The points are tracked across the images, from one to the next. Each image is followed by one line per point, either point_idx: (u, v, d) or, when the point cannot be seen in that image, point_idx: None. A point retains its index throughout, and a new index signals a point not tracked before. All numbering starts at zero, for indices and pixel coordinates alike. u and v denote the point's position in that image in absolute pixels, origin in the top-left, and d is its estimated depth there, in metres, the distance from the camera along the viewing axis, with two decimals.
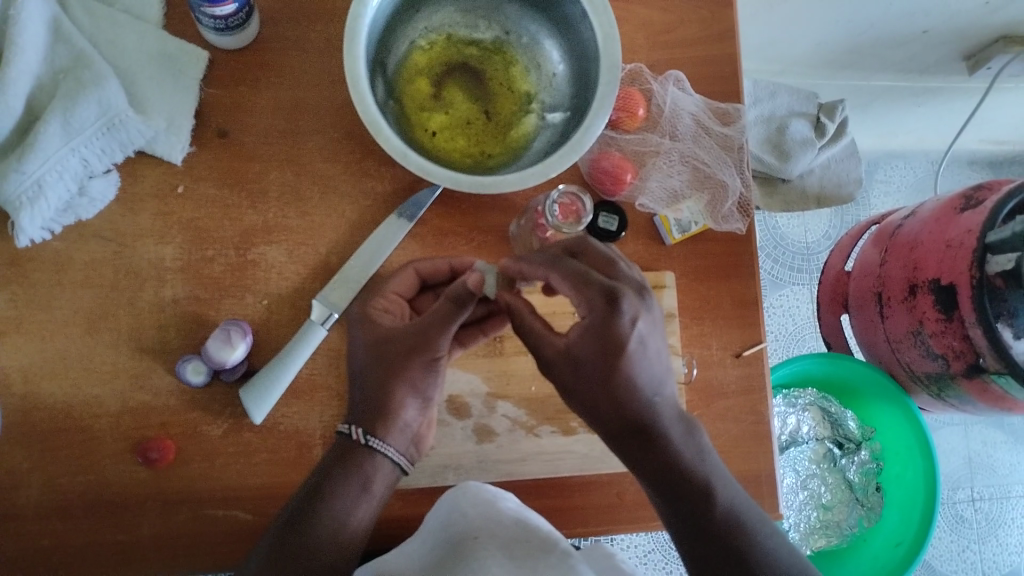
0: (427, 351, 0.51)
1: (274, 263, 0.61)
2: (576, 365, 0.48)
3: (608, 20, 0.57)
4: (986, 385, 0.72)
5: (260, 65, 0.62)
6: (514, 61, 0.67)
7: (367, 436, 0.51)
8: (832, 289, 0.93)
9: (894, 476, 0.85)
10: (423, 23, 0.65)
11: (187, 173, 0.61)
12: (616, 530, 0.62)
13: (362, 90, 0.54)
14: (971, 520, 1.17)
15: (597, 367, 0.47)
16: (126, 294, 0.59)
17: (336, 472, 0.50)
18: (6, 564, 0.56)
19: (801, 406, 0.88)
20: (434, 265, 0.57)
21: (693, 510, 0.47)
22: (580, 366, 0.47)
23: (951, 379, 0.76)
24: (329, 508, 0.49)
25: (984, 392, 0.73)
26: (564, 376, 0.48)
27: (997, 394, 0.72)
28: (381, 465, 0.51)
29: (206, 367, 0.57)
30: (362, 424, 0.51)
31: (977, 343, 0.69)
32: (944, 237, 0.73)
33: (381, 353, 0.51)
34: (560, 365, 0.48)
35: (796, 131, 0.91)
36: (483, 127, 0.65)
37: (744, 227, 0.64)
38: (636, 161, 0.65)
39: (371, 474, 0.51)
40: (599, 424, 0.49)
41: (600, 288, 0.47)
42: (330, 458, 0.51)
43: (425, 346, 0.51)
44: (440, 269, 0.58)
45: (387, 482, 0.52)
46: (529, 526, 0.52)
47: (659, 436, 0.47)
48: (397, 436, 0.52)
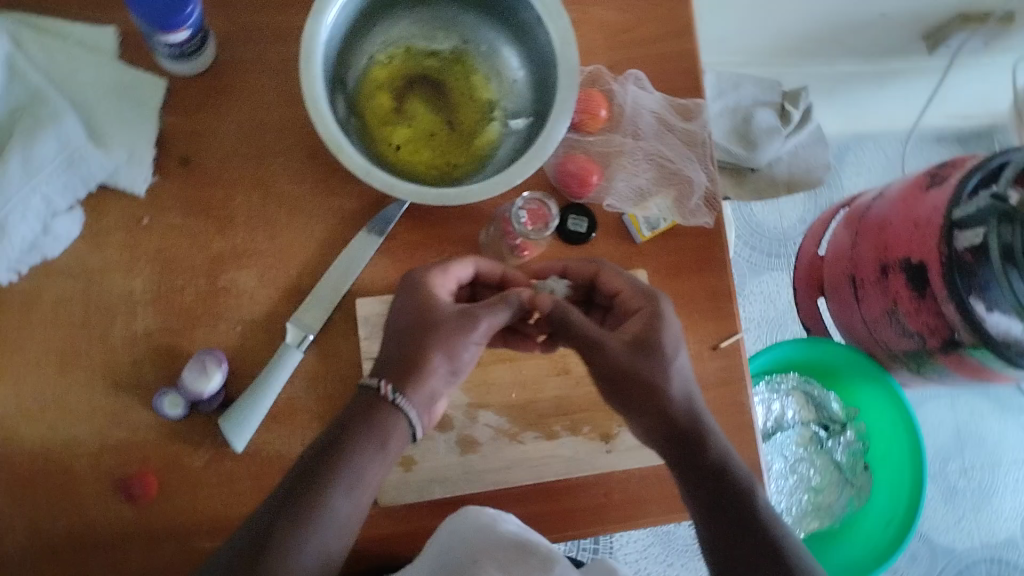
0: (468, 326, 0.54)
1: (245, 288, 0.60)
2: (641, 348, 0.53)
3: (563, 23, 0.57)
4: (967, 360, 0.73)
5: (220, 91, 0.62)
6: (474, 70, 0.67)
7: (395, 394, 0.51)
8: (808, 273, 0.93)
9: (881, 454, 0.85)
10: (381, 37, 0.64)
11: (151, 205, 0.60)
12: (605, 530, 0.62)
13: (321, 110, 0.54)
14: (963, 489, 1.19)
15: (665, 351, 0.53)
16: (98, 330, 0.58)
17: (355, 434, 0.50)
18: None
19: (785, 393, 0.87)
20: (493, 268, 0.59)
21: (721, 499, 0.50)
22: (647, 351, 0.53)
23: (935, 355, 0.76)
24: (342, 475, 0.48)
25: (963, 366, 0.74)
26: (618, 361, 0.52)
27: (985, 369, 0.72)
28: (398, 425, 0.51)
29: (183, 400, 0.57)
30: (389, 380, 0.52)
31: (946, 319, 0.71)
32: (912, 216, 0.74)
33: (423, 321, 0.53)
34: (615, 349, 0.53)
35: (762, 120, 0.92)
36: (447, 138, 0.65)
37: (712, 220, 0.65)
38: (601, 162, 0.65)
39: (389, 432, 0.51)
40: (653, 417, 0.52)
41: (642, 289, 0.56)
42: (351, 410, 0.51)
43: (466, 321, 0.54)
44: (497, 277, 0.60)
45: (402, 443, 0.52)
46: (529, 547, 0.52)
47: (709, 432, 0.51)
48: (422, 398, 0.53)
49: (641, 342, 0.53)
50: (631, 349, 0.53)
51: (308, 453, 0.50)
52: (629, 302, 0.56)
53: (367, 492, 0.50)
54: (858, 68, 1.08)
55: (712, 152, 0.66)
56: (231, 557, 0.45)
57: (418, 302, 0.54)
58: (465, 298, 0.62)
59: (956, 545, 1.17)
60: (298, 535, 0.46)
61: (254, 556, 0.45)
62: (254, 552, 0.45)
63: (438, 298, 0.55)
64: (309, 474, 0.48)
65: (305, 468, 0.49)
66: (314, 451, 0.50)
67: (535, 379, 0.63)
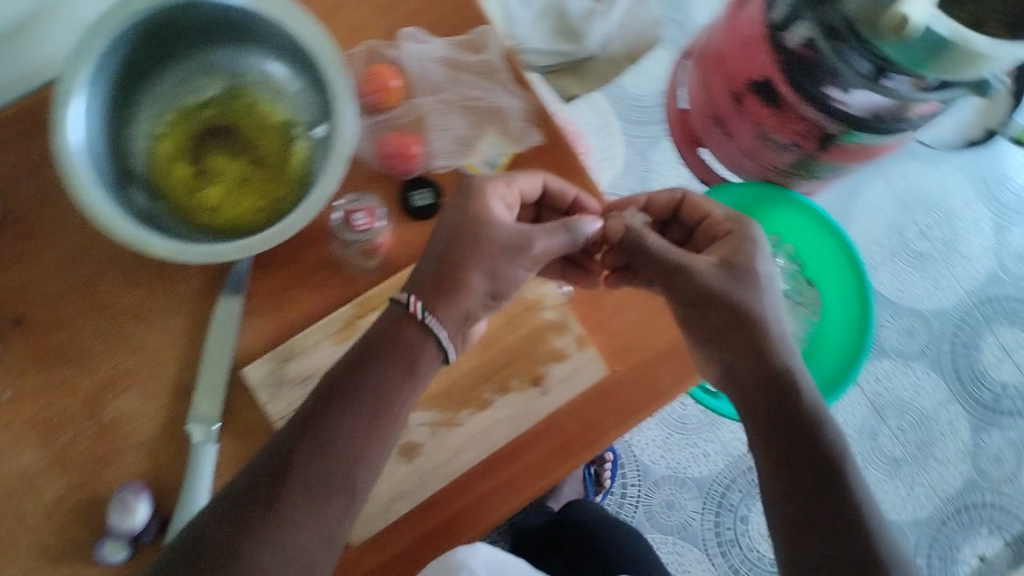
0: (525, 250, 0.55)
1: (133, 411, 0.59)
2: (729, 271, 0.55)
3: (302, 16, 0.53)
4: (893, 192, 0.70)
5: (21, 237, 0.60)
6: (255, 100, 0.62)
7: (426, 313, 0.52)
8: (681, 131, 0.92)
9: (818, 265, 0.83)
10: (147, 113, 0.60)
11: (6, 375, 0.58)
12: (574, 467, 0.62)
13: (108, 212, 0.51)
14: (928, 251, 1.23)
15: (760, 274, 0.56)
16: (13, 515, 0.57)
17: (375, 367, 0.50)
18: None
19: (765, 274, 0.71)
20: (563, 186, 0.61)
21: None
22: (737, 274, 0.55)
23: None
24: (355, 415, 0.48)
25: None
26: (710, 282, 0.55)
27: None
28: (427, 348, 0.52)
29: (122, 542, 0.55)
30: (416, 295, 0.53)
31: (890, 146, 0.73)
32: (739, 36, 0.73)
33: (451, 240, 0.54)
34: (706, 272, 0.55)
35: (575, 6, 0.93)
36: (263, 176, 0.61)
37: (543, 136, 0.62)
38: (415, 129, 0.62)
39: (416, 357, 0.51)
40: (747, 360, 0.53)
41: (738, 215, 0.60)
42: (381, 326, 0.52)
43: (523, 241, 0.55)
44: (569, 199, 0.61)
45: (433, 368, 0.52)
46: None
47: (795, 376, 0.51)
48: (450, 316, 0.52)
49: (730, 266, 0.56)
50: (723, 272, 0.55)
51: (335, 374, 0.50)
52: (720, 230, 0.60)
53: (387, 431, 0.49)
54: None
55: (515, 72, 0.63)
56: (244, 488, 0.46)
57: (472, 213, 0.55)
58: (528, 218, 0.63)
59: (946, 303, 1.21)
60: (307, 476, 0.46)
61: (265, 490, 0.45)
62: (270, 488, 0.46)
63: (496, 214, 0.55)
64: (324, 407, 0.49)
65: (323, 397, 0.49)
66: (333, 380, 0.50)
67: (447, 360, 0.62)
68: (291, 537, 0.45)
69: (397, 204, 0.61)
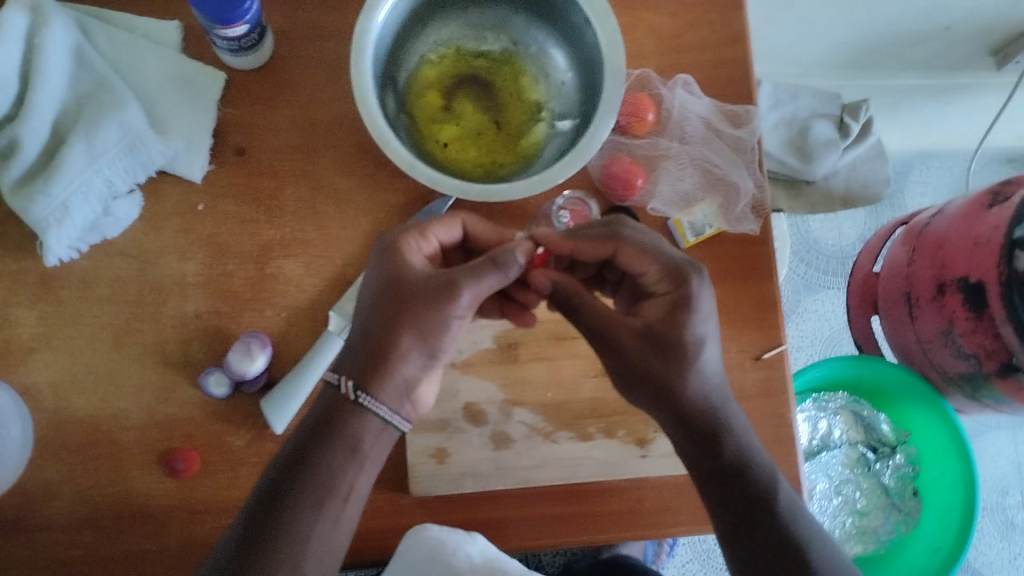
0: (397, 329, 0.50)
1: (293, 276, 0.62)
2: (654, 345, 0.51)
3: (611, 27, 0.57)
4: (672, 302, 0.51)
5: (277, 84, 0.63)
6: (523, 71, 0.66)
7: (358, 392, 0.49)
8: (861, 291, 0.89)
9: (931, 480, 0.85)
10: (432, 37, 0.65)
11: (206, 192, 0.62)
12: (618, 538, 0.62)
13: (370, 104, 0.55)
14: (1022, 526, 1.16)
15: (689, 350, 0.50)
16: (150, 309, 0.61)
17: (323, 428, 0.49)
18: (68, 550, 0.58)
19: (466, 558, 0.60)
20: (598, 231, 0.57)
21: (751, 471, 0.50)
22: (662, 345, 0.51)
23: (660, 380, 0.50)
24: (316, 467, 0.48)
25: (663, 350, 0.50)
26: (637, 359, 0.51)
27: (705, 349, 0.51)
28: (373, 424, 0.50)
29: (228, 380, 0.59)
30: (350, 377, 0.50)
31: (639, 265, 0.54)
32: (971, 234, 0.72)
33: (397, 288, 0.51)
34: (631, 347, 0.51)
35: (819, 132, 0.88)
36: (493, 137, 0.65)
37: (758, 228, 0.63)
38: (647, 166, 0.65)
39: (359, 434, 0.49)
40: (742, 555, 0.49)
41: (670, 264, 0.52)
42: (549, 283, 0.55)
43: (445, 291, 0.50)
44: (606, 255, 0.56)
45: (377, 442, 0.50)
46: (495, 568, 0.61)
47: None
48: (393, 393, 0.50)
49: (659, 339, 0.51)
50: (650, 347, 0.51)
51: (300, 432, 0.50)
52: (657, 278, 0.53)
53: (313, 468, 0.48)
54: (921, 83, 1.01)
55: (761, 160, 0.64)
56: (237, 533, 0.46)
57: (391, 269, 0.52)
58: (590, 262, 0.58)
59: None
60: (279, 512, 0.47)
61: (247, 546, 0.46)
62: (270, 504, 0.47)
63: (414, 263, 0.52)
64: (306, 452, 0.48)
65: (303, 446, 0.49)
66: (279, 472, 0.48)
67: (570, 380, 0.63)
68: (293, 542, 0.46)
69: None
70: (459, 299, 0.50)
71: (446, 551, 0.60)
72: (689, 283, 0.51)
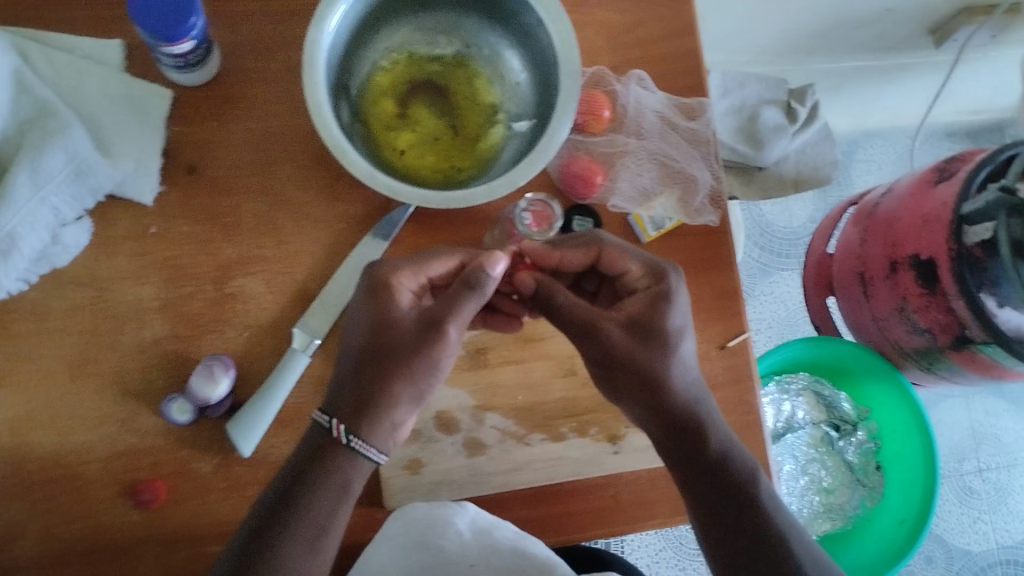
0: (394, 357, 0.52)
1: (253, 295, 0.60)
2: (643, 335, 0.53)
3: (565, 27, 0.56)
4: (653, 296, 0.54)
5: (225, 99, 0.62)
6: (477, 73, 0.66)
7: (351, 438, 0.51)
8: (816, 273, 0.92)
9: (894, 454, 0.88)
10: (383, 43, 0.64)
11: (159, 214, 0.60)
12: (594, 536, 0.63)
13: (325, 117, 0.54)
14: (980, 491, 1.21)
15: (669, 338, 0.53)
16: (107, 337, 0.59)
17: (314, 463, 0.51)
18: None
19: (455, 536, 0.58)
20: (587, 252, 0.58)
21: (726, 464, 0.52)
22: (648, 336, 0.53)
23: (642, 371, 0.52)
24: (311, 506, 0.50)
25: (649, 344, 0.53)
26: (621, 346, 0.53)
27: (683, 343, 0.54)
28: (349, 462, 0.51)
29: (192, 405, 0.57)
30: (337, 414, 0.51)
31: (620, 265, 0.57)
32: (920, 212, 0.74)
33: (380, 327, 0.52)
34: (618, 338, 0.53)
35: (768, 118, 0.89)
36: (451, 142, 0.65)
37: (717, 219, 0.63)
38: (605, 163, 0.65)
39: (350, 476, 0.51)
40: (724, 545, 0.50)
41: (649, 267, 0.56)
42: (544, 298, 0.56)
43: (429, 334, 0.52)
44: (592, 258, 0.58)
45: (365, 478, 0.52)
46: (526, 552, 0.57)
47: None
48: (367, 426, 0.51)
49: (644, 331, 0.53)
50: (638, 341, 0.53)
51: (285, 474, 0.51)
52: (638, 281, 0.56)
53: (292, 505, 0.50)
54: (864, 64, 1.03)
55: (717, 151, 0.65)
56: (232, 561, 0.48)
57: (376, 312, 0.53)
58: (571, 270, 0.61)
59: (972, 547, 1.19)
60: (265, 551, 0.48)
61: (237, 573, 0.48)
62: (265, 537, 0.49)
63: (398, 304, 0.53)
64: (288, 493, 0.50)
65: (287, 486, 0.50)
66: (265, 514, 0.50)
67: (541, 381, 0.64)
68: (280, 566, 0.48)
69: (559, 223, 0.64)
70: (444, 340, 0.52)
71: (433, 534, 0.58)
72: (667, 278, 0.54)
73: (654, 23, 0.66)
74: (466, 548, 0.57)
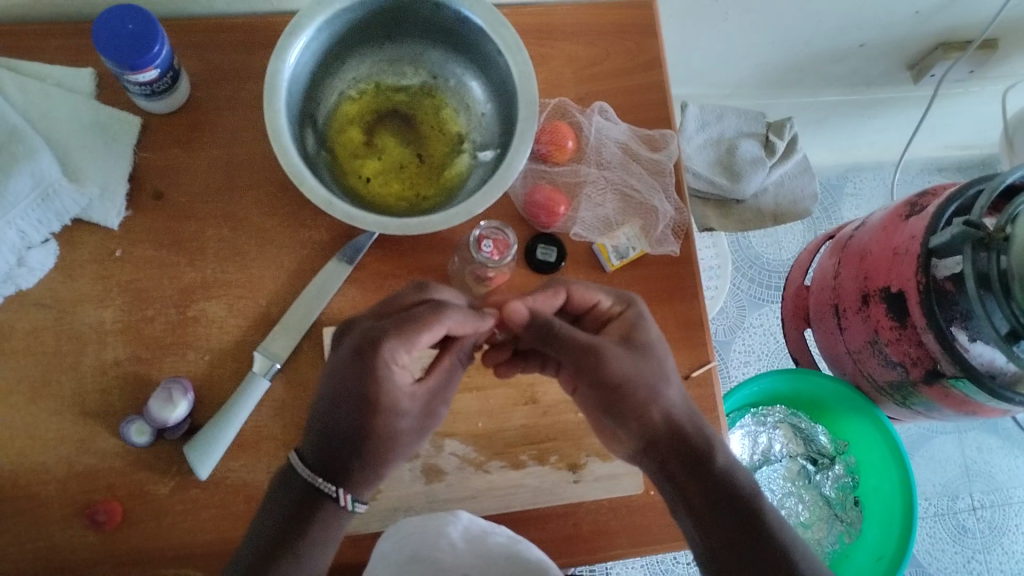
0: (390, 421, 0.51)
1: (215, 318, 0.61)
2: (631, 350, 0.52)
3: (522, 58, 0.58)
4: (631, 325, 0.54)
5: (194, 126, 0.63)
6: (443, 104, 0.67)
7: (355, 503, 0.52)
8: (794, 305, 0.92)
9: (873, 489, 0.86)
10: (350, 74, 0.65)
11: (124, 237, 0.61)
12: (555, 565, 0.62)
13: (284, 143, 0.55)
14: (974, 530, 1.18)
15: (653, 351, 0.52)
16: (68, 359, 0.59)
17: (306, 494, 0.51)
18: None
19: (448, 545, 0.55)
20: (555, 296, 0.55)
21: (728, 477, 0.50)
22: (637, 355, 0.52)
23: (640, 400, 0.51)
24: (308, 551, 0.51)
25: (644, 361, 0.52)
26: (621, 367, 0.51)
27: (666, 362, 0.53)
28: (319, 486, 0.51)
29: (150, 427, 0.58)
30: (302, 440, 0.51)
31: (591, 298, 0.56)
32: (891, 245, 0.74)
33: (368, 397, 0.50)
34: (618, 360, 0.51)
35: (746, 151, 0.90)
36: (416, 170, 0.65)
37: (678, 249, 0.64)
38: (569, 192, 0.66)
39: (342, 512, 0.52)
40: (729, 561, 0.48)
41: (618, 298, 0.55)
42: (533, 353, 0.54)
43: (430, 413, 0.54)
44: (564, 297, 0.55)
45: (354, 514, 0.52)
46: (520, 557, 0.54)
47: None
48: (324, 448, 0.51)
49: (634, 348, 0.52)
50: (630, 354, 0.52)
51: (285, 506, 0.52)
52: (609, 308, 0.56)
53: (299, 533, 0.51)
54: (844, 99, 1.04)
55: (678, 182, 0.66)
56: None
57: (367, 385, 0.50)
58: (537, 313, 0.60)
59: None
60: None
61: None
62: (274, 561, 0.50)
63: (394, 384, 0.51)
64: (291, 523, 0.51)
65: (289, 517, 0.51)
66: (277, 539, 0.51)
67: (501, 409, 0.63)
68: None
69: (523, 251, 0.64)
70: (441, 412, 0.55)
71: (426, 545, 0.55)
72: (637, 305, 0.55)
73: (618, 56, 0.67)
74: (460, 557, 0.54)
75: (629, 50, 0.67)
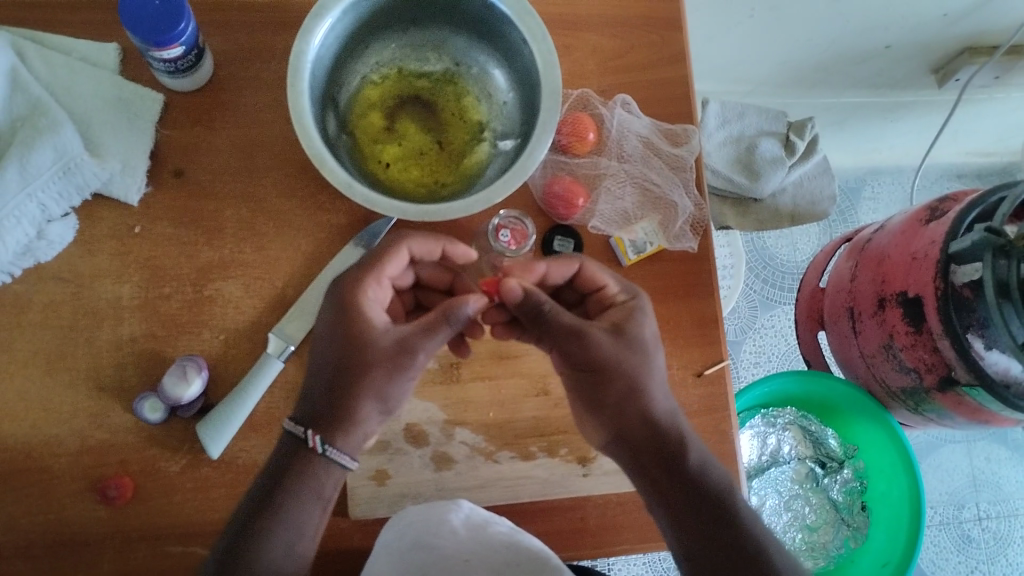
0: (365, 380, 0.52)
1: (231, 298, 0.61)
2: (619, 338, 0.53)
3: (547, 47, 0.57)
4: (628, 313, 0.54)
5: (216, 105, 0.63)
6: (466, 91, 0.67)
7: (324, 445, 0.51)
8: (809, 307, 0.91)
9: (880, 495, 0.86)
10: (374, 57, 0.65)
11: (143, 214, 0.61)
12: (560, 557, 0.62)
13: (306, 124, 0.54)
14: (979, 539, 1.17)
15: (643, 338, 0.53)
16: (84, 333, 0.60)
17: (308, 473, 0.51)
18: None
19: (451, 532, 0.54)
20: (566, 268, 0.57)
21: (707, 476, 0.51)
22: (624, 342, 0.53)
23: (624, 388, 0.52)
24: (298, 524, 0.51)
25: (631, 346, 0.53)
26: (604, 351, 0.52)
27: (657, 356, 0.54)
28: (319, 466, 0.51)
29: (163, 404, 0.58)
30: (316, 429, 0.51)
31: (599, 279, 0.57)
32: (910, 249, 0.73)
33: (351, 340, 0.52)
34: (602, 341, 0.52)
35: (766, 150, 0.89)
36: (436, 157, 0.65)
37: (696, 245, 0.63)
38: (588, 185, 0.65)
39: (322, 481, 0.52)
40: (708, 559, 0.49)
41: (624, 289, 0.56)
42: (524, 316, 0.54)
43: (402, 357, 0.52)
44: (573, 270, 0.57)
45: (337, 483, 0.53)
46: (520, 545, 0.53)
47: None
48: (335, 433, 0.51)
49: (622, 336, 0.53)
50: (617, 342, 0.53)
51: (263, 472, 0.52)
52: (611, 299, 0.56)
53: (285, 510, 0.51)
54: (866, 101, 1.03)
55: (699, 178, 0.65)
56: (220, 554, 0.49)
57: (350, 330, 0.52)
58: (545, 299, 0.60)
59: None
60: (250, 547, 0.49)
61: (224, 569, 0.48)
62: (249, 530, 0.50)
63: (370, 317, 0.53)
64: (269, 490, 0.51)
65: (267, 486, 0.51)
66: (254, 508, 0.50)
67: (512, 400, 0.63)
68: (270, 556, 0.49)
69: (540, 242, 0.64)
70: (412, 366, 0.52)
71: (429, 532, 0.55)
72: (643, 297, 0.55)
73: (644, 49, 0.67)
74: (462, 544, 0.53)
75: (655, 44, 0.67)
